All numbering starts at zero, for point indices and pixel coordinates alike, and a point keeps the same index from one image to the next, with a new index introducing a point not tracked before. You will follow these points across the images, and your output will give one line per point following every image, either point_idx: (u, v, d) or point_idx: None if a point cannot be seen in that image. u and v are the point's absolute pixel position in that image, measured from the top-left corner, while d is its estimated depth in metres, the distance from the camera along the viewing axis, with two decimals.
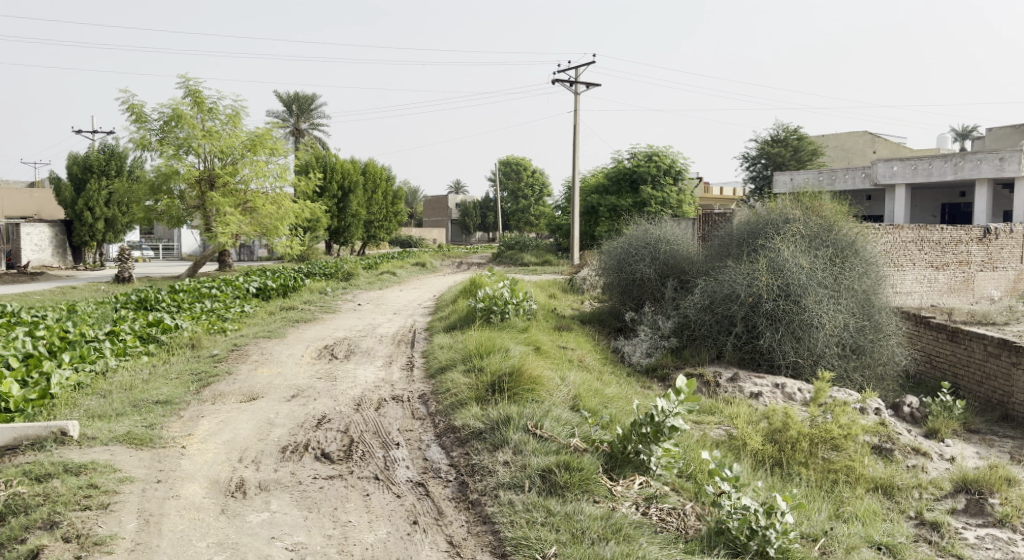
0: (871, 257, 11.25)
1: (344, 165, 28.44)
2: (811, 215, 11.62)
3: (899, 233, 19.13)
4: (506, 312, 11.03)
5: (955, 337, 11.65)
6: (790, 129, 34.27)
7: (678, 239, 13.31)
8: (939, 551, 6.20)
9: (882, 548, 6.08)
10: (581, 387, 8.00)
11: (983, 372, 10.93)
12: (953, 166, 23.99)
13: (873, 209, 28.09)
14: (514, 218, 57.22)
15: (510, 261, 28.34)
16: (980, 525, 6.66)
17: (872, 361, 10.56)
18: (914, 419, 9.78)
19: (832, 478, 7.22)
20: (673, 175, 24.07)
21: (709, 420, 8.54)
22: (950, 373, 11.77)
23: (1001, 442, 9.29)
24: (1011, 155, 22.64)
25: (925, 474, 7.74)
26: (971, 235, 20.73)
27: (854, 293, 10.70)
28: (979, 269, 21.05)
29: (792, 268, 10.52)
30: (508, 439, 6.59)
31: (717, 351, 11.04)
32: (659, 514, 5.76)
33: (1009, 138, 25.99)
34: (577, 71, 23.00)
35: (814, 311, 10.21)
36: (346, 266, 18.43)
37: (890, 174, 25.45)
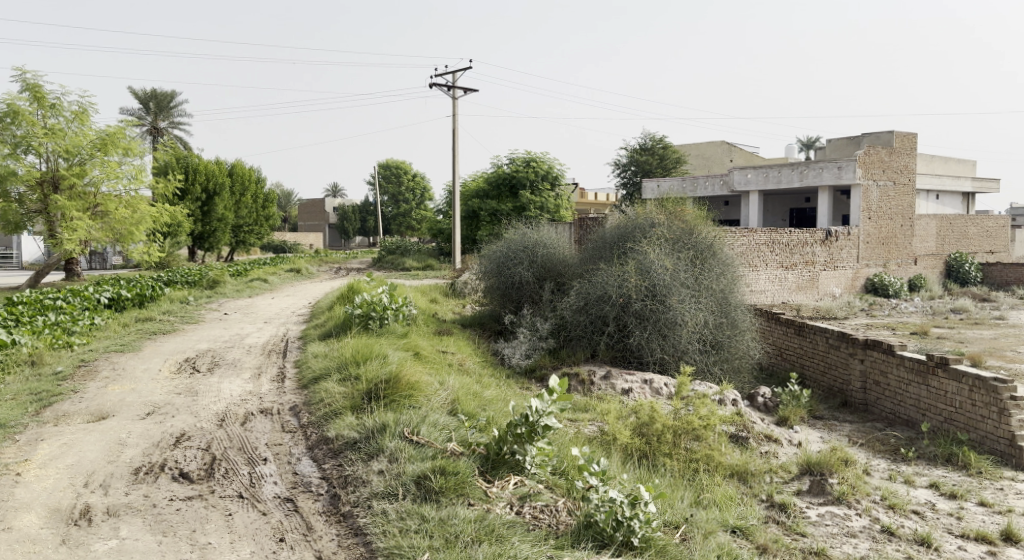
0: (728, 258, 11.95)
1: (208, 166, 27.15)
2: (674, 220, 12.21)
3: (753, 236, 20.49)
4: (385, 318, 10.86)
5: (802, 331, 12.57)
6: (657, 138, 35.77)
7: (554, 243, 13.59)
8: (785, 530, 6.66)
9: (735, 531, 6.48)
10: (459, 391, 8.01)
11: (825, 363, 11.86)
12: (799, 173, 25.85)
13: (731, 214, 29.84)
14: (394, 223, 56.48)
15: (391, 266, 27.99)
16: (821, 503, 7.22)
17: (730, 355, 11.20)
18: (767, 408, 10.45)
19: (694, 467, 7.61)
20: (550, 180, 24.61)
21: (583, 418, 8.79)
22: (798, 364, 12.69)
23: (841, 426, 10.11)
24: (847, 164, 24.58)
25: (775, 458, 8.31)
26: (815, 237, 22.48)
27: (713, 293, 11.33)
28: (823, 268, 22.85)
29: (658, 269, 11.01)
30: (383, 448, 6.50)
31: (592, 350, 11.35)
32: (532, 512, 5.89)
33: (847, 150, 28.32)
34: (453, 76, 22.97)
35: (678, 309, 10.72)
36: (211, 274, 17.58)
37: (746, 182, 27.11)
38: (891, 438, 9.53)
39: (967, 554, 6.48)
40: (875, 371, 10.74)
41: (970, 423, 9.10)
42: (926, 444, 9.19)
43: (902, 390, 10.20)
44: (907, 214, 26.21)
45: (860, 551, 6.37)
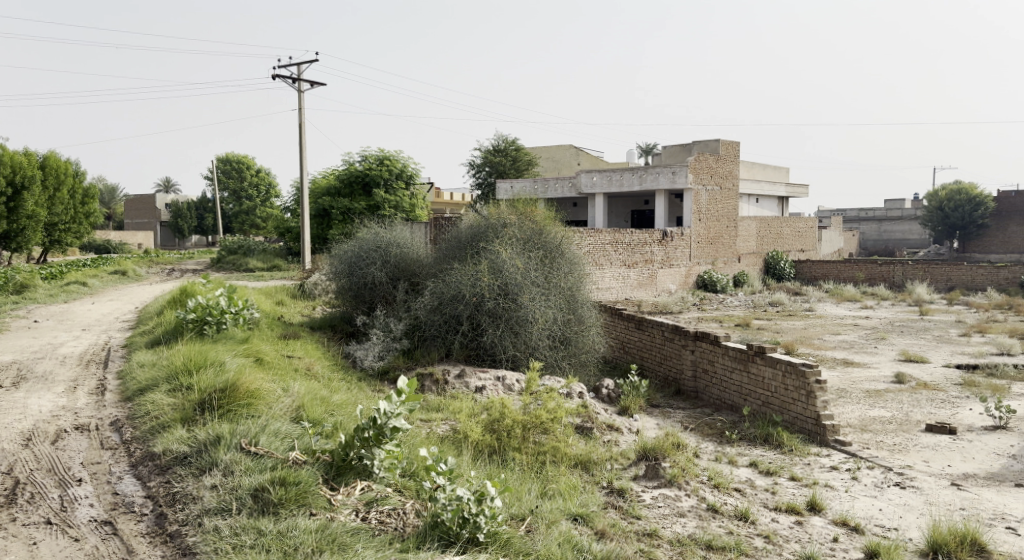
0: (574, 258, 12.40)
1: (16, 158, 24.65)
2: (524, 221, 12.50)
3: (598, 236, 21.35)
4: (222, 323, 10.28)
5: (641, 325, 13.23)
6: (510, 140, 36.13)
7: (407, 242, 13.43)
8: (622, 514, 6.98)
9: (577, 518, 6.71)
10: (304, 396, 7.73)
11: (662, 354, 12.54)
12: (639, 178, 27.20)
13: (579, 215, 30.83)
14: (236, 221, 53.64)
15: (232, 267, 26.56)
16: (656, 486, 7.63)
17: (578, 350, 11.57)
18: (610, 399, 10.90)
19: (541, 460, 7.80)
20: (404, 179, 24.47)
21: (435, 418, 8.76)
22: (638, 356, 13.35)
23: (675, 413, 10.74)
24: (681, 169, 26.08)
25: (616, 446, 8.70)
26: (653, 238, 23.73)
27: (562, 291, 11.70)
28: (660, 266, 24.18)
29: (509, 268, 11.21)
30: (217, 461, 6.15)
31: (446, 350, 11.28)
32: (379, 517, 5.80)
33: (680, 156, 30.15)
34: (299, 68, 22.08)
35: (529, 307, 10.94)
36: (19, 278, 15.89)
37: (591, 184, 28.13)
38: (718, 422, 10.24)
39: (779, 525, 7.08)
40: (704, 361, 11.50)
41: (784, 405, 9.96)
42: (747, 426, 9.95)
43: (727, 377, 10.98)
44: (732, 216, 28.27)
45: (689, 529, 6.78)
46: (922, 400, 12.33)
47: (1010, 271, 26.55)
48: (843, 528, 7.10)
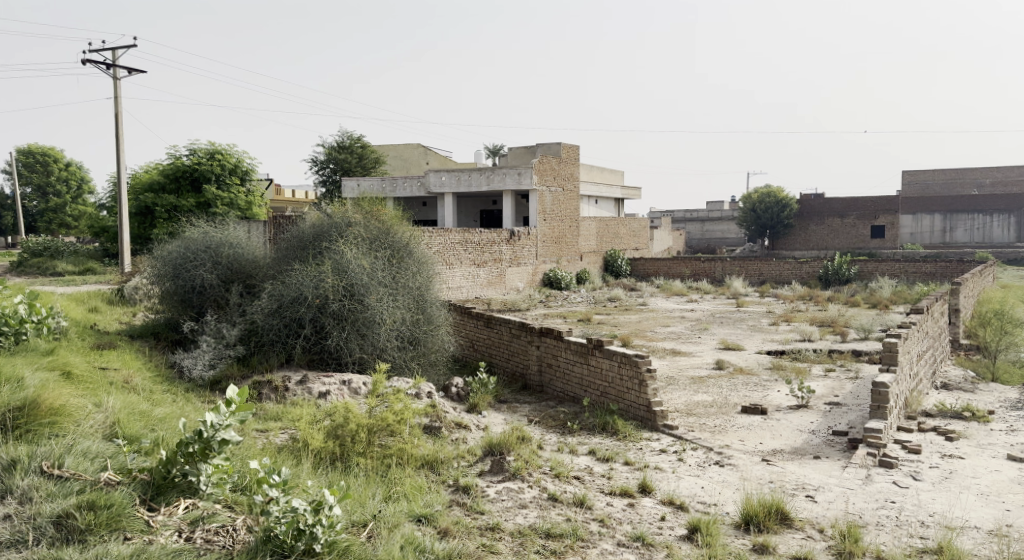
0: (422, 258, 12.37)
1: None
2: (369, 220, 12.32)
3: (447, 236, 21.39)
4: (22, 334, 9.27)
5: (489, 323, 13.36)
6: (356, 136, 34.95)
7: (241, 242, 12.75)
8: (466, 511, 7.01)
9: (421, 519, 6.67)
10: (120, 411, 7.14)
11: (510, 350, 12.74)
12: (486, 178, 27.51)
13: (428, 214, 30.63)
14: (41, 219, 48.49)
15: (38, 270, 24.02)
16: (500, 480, 7.72)
17: (427, 350, 11.46)
18: (459, 397, 10.91)
19: (387, 463, 7.65)
20: (239, 175, 23.37)
21: (272, 427, 8.38)
22: (486, 353, 13.48)
23: (521, 407, 10.94)
24: (526, 171, 26.72)
25: (464, 443, 8.73)
26: (500, 237, 24.08)
27: (410, 290, 11.59)
28: (508, 265, 24.60)
29: (355, 269, 10.95)
30: (13, 488, 5.53)
31: (287, 355, 10.74)
32: (205, 536, 5.46)
33: (525, 158, 30.84)
34: (114, 54, 20.41)
35: (376, 307, 10.73)
36: None
37: (440, 184, 27.94)
38: (562, 413, 10.54)
39: (614, 508, 7.40)
40: (548, 355, 11.79)
41: (619, 395, 10.44)
42: (587, 416, 10.32)
43: (569, 370, 11.33)
44: (573, 216, 29.26)
45: (530, 520, 6.93)
46: (739, 384, 13.38)
47: (811, 265, 29.37)
48: (670, 507, 7.54)
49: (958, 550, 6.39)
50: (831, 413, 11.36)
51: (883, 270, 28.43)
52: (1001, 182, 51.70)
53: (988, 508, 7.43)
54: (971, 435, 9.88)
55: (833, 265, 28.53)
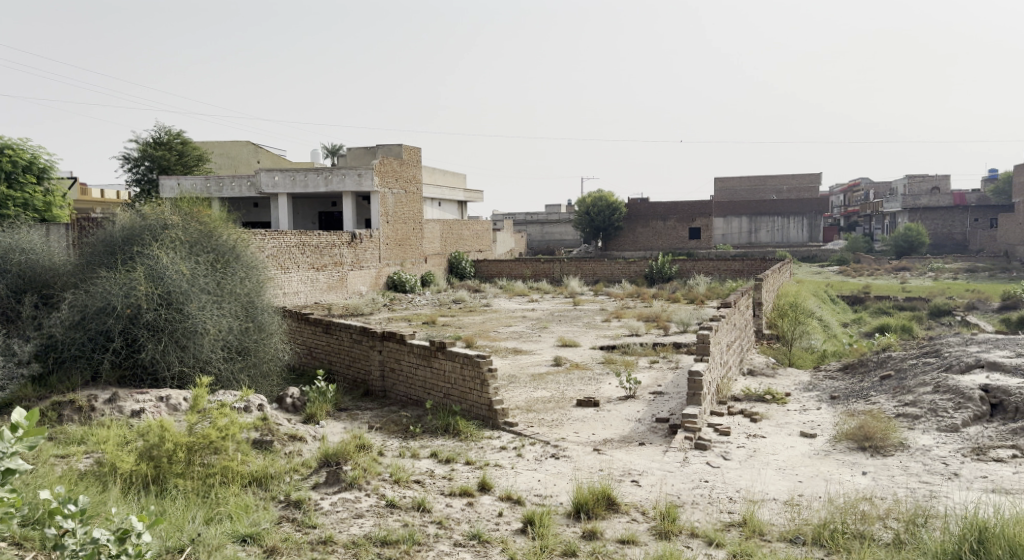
0: (250, 262, 11.83)
1: None
2: (189, 222, 11.62)
3: (282, 238, 20.61)
4: None
5: (328, 329, 12.95)
6: (175, 132, 32.59)
7: (37, 247, 11.55)
8: (297, 526, 6.78)
9: (246, 539, 6.38)
10: None
11: (350, 356, 12.43)
12: (324, 179, 26.75)
13: (260, 216, 29.27)
14: None
15: None
16: (335, 492, 7.51)
17: (258, 360, 10.89)
18: (294, 408, 10.51)
19: (209, 483, 7.22)
20: (35, 172, 21.19)
21: (76, 451, 7.68)
22: (326, 361, 13.08)
23: (362, 414, 10.72)
24: (366, 173, 26.33)
25: (298, 456, 8.41)
26: (341, 240, 23.51)
27: (236, 297, 11.00)
28: (349, 268, 24.03)
29: (172, 275, 10.26)
30: None
31: (93, 372, 9.82)
32: None
33: (364, 159, 30.26)
34: None
35: (198, 316, 10.09)
36: None
37: (273, 184, 26.72)
38: (404, 418, 10.45)
39: (452, 509, 7.44)
40: (391, 359, 11.64)
41: (462, 395, 10.50)
42: (430, 418, 10.30)
43: (412, 373, 11.24)
44: (416, 218, 29.11)
45: (364, 529, 6.80)
46: (575, 379, 13.90)
47: (638, 265, 31.11)
48: (507, 502, 7.69)
49: (759, 520, 7.00)
50: (655, 402, 12.09)
51: (700, 268, 30.63)
52: (796, 189, 57.40)
53: (785, 480, 8.22)
54: (772, 416, 10.88)
55: (657, 264, 30.36)
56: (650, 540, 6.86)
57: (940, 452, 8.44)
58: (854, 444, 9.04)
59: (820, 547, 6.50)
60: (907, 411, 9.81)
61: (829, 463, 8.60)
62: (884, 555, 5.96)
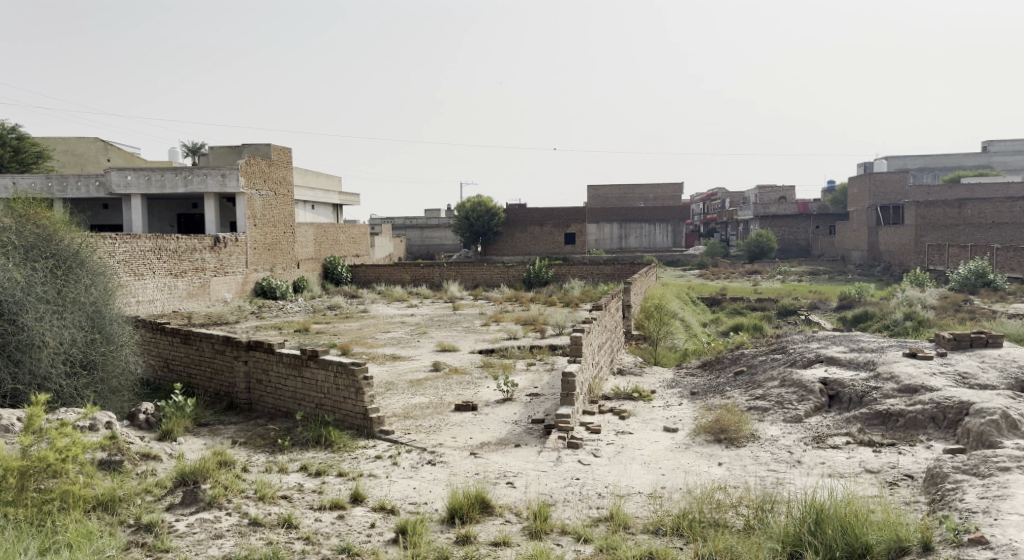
0: (96, 269, 11.06)
1: None
2: (25, 225, 10.70)
3: (135, 243, 19.45)
4: None
5: (187, 339, 12.29)
6: (10, 127, 29.99)
7: None
8: (148, 552, 6.40)
9: None
10: None
11: (212, 368, 11.86)
12: (183, 179, 25.36)
13: (110, 218, 27.42)
14: None
15: None
16: (193, 512, 7.14)
17: (105, 374, 10.19)
18: (148, 425, 9.92)
19: (46, 510, 6.68)
20: None
21: None
22: (184, 373, 12.42)
23: (225, 429, 10.25)
24: (231, 172, 25.14)
25: (152, 476, 7.94)
26: (203, 244, 22.42)
27: (80, 306, 10.24)
28: (212, 274, 22.93)
29: (4, 283, 9.36)
30: None
31: None
32: None
33: (228, 158, 28.96)
34: None
35: (35, 328, 9.30)
36: None
37: (124, 184, 25.12)
38: (272, 431, 10.09)
39: (321, 523, 7.24)
40: (257, 370, 11.20)
41: (334, 405, 10.25)
42: (300, 430, 9.98)
43: (281, 384, 10.86)
44: (287, 221, 28.18)
45: (223, 550, 6.50)
46: (452, 383, 13.90)
47: (517, 270, 31.49)
48: (380, 512, 7.57)
49: (625, 514, 7.24)
50: (531, 404, 12.27)
51: (573, 272, 31.43)
52: (662, 197, 60.00)
53: (649, 474, 8.55)
54: (639, 413, 11.31)
55: (533, 269, 30.89)
56: (523, 541, 6.96)
57: (785, 441, 9.06)
58: (711, 437, 9.54)
59: (680, 537, 6.82)
60: (757, 404, 10.47)
61: (689, 456, 9.03)
62: (735, 541, 6.32)
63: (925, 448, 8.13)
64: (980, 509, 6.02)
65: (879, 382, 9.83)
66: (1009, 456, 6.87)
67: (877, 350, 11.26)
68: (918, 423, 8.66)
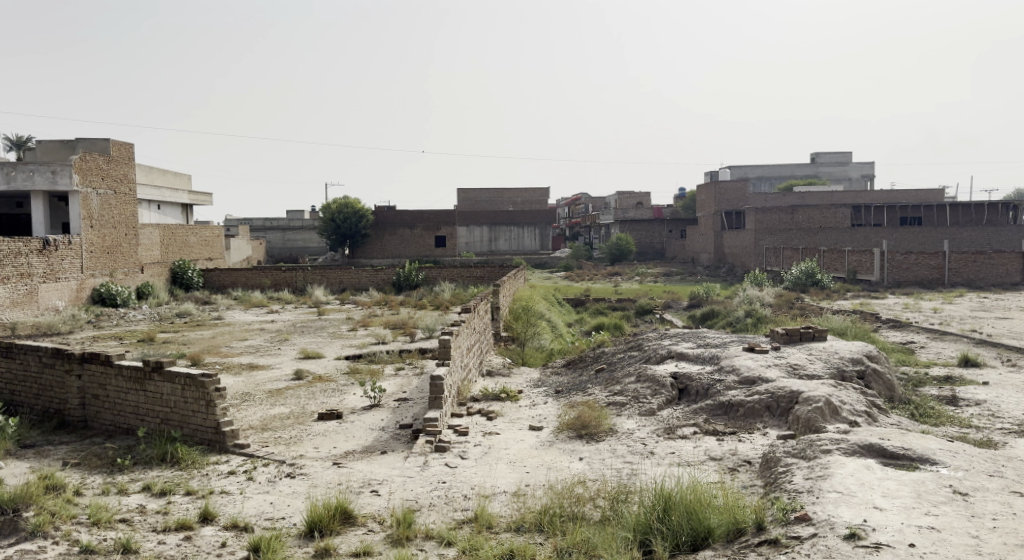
0: None
1: None
2: None
3: None
4: None
5: (8, 353, 11.21)
6: None
7: None
8: None
9: None
10: None
11: (39, 385, 10.88)
12: (4, 176, 23.11)
13: None
14: None
15: None
16: (12, 545, 6.56)
17: None
18: None
19: None
20: None
21: None
22: (6, 391, 11.32)
23: (55, 450, 9.42)
24: (62, 169, 23.15)
25: None
26: (29, 247, 20.59)
27: None
28: (41, 281, 21.08)
29: None
30: None
31: None
32: None
33: (59, 153, 26.69)
34: None
35: None
36: None
37: None
38: (110, 450, 9.37)
39: (166, 545, 6.81)
40: (93, 386, 10.38)
41: (182, 419, 9.66)
42: (142, 448, 9.34)
43: (120, 399, 10.12)
44: (129, 222, 26.35)
45: None
46: (316, 391, 13.47)
47: (385, 273, 31.03)
48: (233, 530, 7.20)
49: (489, 514, 7.27)
50: (398, 409, 12.09)
51: (444, 276, 31.38)
52: (529, 201, 61.00)
53: (514, 473, 8.64)
54: (506, 413, 11.41)
55: (403, 272, 30.47)
56: (384, 549, 6.83)
57: (640, 434, 9.43)
58: (573, 433, 9.77)
59: (540, 533, 6.93)
60: (616, 399, 10.84)
61: (552, 452, 9.20)
62: (592, 533, 6.49)
63: (762, 435, 8.72)
64: (805, 489, 6.51)
65: (722, 375, 10.45)
66: (830, 439, 7.47)
67: (721, 346, 11.96)
68: (755, 412, 9.26)
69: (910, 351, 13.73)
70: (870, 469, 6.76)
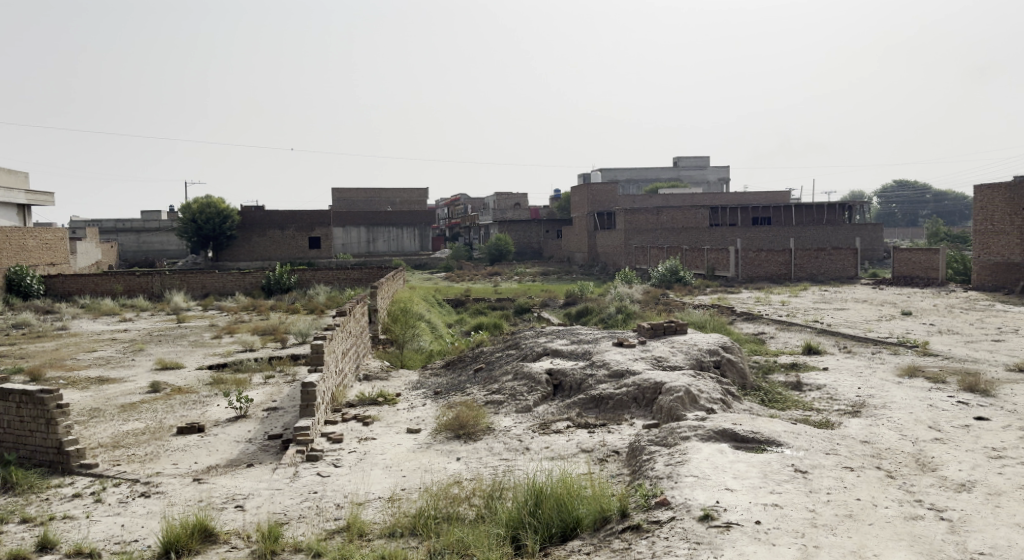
0: None
1: None
2: None
3: None
4: None
5: None
6: None
7: None
8: None
9: None
10: None
11: None
12: None
13: None
14: None
15: None
16: None
17: None
18: None
19: None
20: None
21: None
22: None
23: None
24: None
25: None
26: None
27: None
28: None
29: None
30: None
31: None
32: None
33: None
34: None
35: None
36: None
37: None
38: None
39: None
40: None
41: (18, 441, 8.86)
42: None
43: None
44: None
45: None
46: (176, 404, 12.72)
47: (254, 276, 29.81)
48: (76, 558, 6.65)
49: (361, 522, 7.07)
50: (268, 419, 11.61)
51: (318, 278, 30.54)
52: (407, 202, 60.39)
53: (389, 478, 8.47)
54: (383, 417, 11.19)
55: (274, 275, 29.34)
56: None
57: (517, 431, 9.51)
58: (450, 434, 9.71)
59: (413, 536, 6.82)
60: (493, 397, 10.87)
61: (429, 455, 9.11)
62: (464, 532, 6.44)
63: (629, 425, 9.00)
64: (665, 475, 6.76)
65: (593, 369, 10.71)
66: (688, 426, 7.81)
67: (593, 342, 12.25)
68: (623, 404, 9.54)
69: (762, 341, 14.61)
70: (723, 453, 7.10)
